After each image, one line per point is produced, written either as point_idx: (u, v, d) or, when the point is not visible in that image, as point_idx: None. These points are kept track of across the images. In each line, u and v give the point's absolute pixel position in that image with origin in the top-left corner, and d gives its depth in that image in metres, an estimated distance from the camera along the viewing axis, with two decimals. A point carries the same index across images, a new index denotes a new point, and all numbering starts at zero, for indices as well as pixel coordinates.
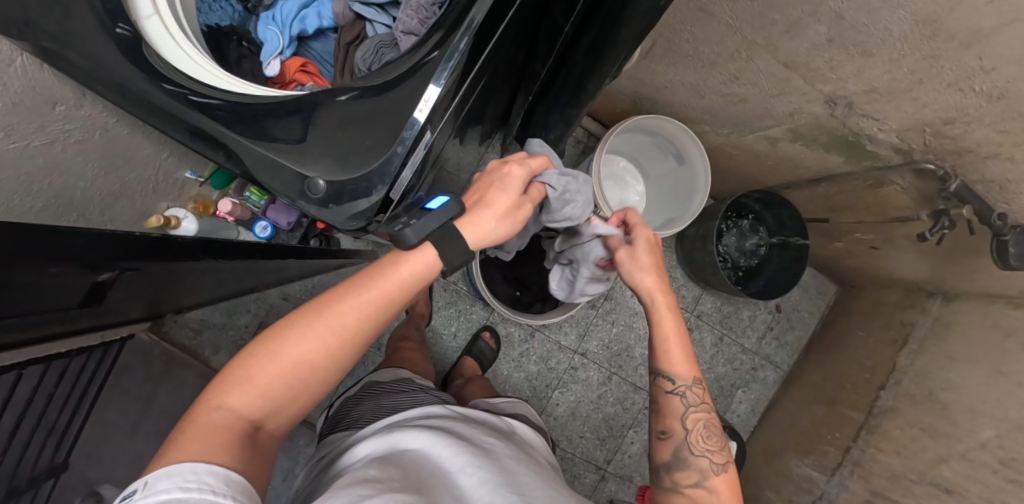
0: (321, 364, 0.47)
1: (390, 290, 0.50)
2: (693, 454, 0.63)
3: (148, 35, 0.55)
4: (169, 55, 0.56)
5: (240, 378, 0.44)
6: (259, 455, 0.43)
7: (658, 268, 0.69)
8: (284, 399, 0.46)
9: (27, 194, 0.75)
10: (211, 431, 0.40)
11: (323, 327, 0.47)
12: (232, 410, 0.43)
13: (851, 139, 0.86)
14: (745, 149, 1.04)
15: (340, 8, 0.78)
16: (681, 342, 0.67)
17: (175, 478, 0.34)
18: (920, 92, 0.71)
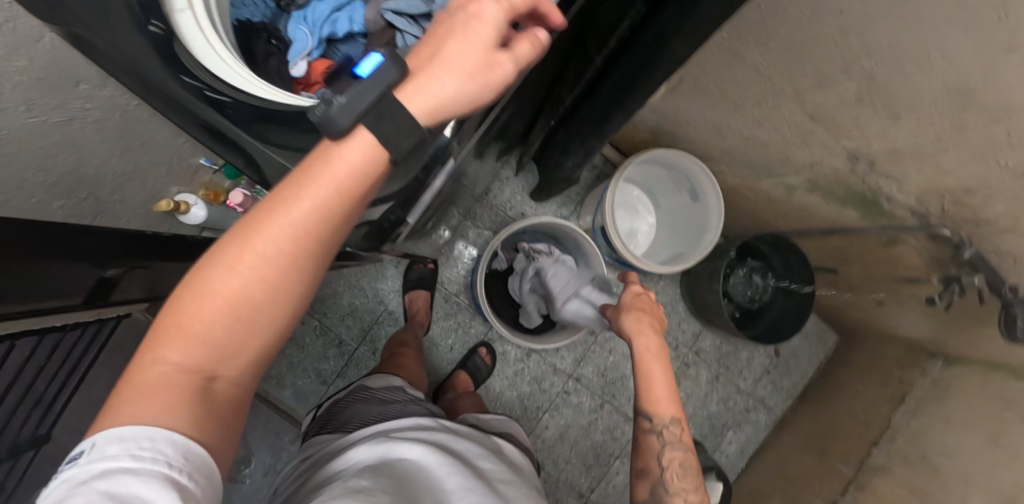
0: (264, 298, 0.39)
1: (341, 194, 0.38)
2: (667, 492, 0.64)
3: (179, 30, 0.54)
4: (200, 54, 0.56)
5: (172, 327, 0.37)
6: (214, 410, 0.38)
7: (644, 311, 0.76)
8: (238, 341, 0.39)
9: (40, 169, 0.75)
10: (150, 394, 0.35)
11: (253, 254, 0.38)
12: (175, 365, 0.37)
13: (869, 197, 0.85)
14: (760, 194, 1.04)
15: (373, 15, 0.78)
16: (667, 385, 0.69)
17: (128, 444, 0.31)
18: (943, 159, 0.70)
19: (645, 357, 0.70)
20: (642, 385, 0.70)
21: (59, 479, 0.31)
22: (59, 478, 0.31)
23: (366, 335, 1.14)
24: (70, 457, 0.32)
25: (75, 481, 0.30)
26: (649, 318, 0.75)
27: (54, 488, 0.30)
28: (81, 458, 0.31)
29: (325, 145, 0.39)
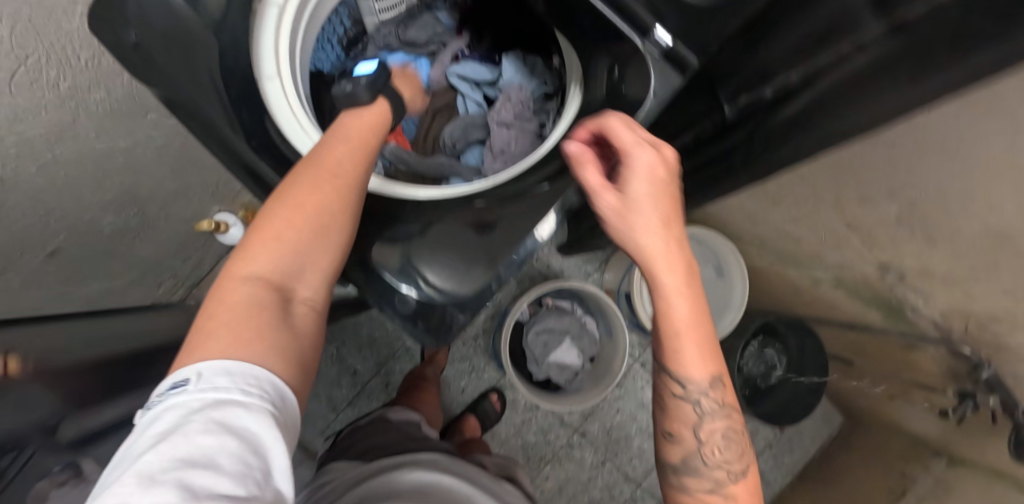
0: (331, 218, 0.52)
1: (368, 136, 0.59)
2: (706, 464, 0.55)
3: (264, 97, 0.58)
4: (287, 128, 0.59)
5: (261, 249, 0.49)
6: (292, 320, 0.48)
7: (669, 225, 0.49)
8: (308, 255, 0.51)
9: (98, 188, 0.77)
10: (248, 309, 0.44)
11: (326, 184, 0.52)
12: (262, 279, 0.48)
13: (894, 304, 0.88)
14: (785, 280, 1.07)
15: (438, 75, 0.82)
16: (702, 334, 0.53)
17: (237, 380, 0.38)
18: (971, 287, 0.72)
19: (677, 296, 0.50)
20: (668, 333, 0.52)
21: (169, 406, 0.35)
22: (164, 406, 0.36)
23: (382, 367, 1.16)
24: (171, 386, 0.37)
25: (189, 409, 0.35)
26: (676, 232, 0.49)
27: (166, 413, 0.35)
28: (193, 383, 0.37)
29: (347, 113, 0.60)
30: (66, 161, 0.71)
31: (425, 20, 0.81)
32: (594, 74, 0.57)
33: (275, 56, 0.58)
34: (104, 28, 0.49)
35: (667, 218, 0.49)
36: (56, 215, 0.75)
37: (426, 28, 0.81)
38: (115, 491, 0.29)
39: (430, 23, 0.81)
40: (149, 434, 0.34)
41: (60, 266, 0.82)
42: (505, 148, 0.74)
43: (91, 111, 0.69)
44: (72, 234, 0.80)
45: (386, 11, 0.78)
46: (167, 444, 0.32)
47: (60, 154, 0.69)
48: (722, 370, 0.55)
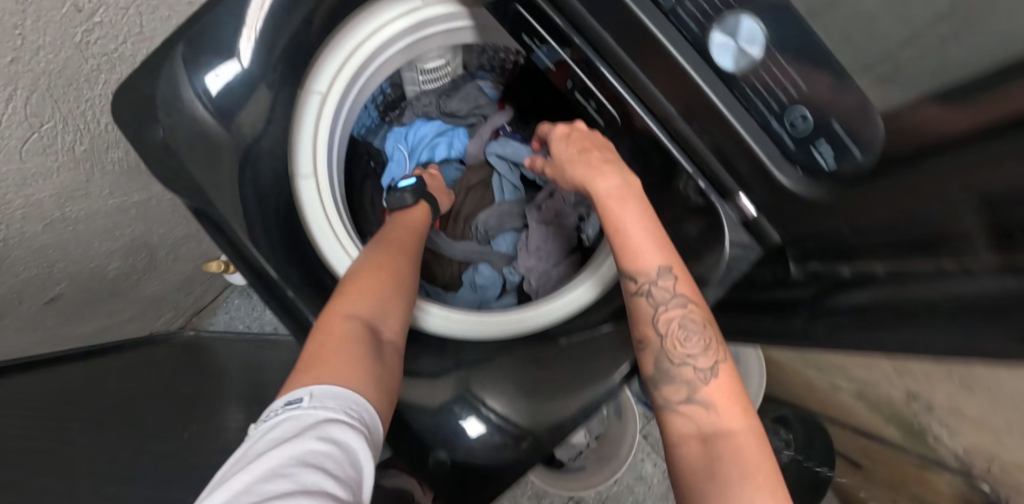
0: (407, 275, 0.56)
1: (419, 225, 0.65)
2: (674, 364, 0.47)
3: (298, 198, 0.54)
4: (321, 235, 0.55)
5: (357, 296, 0.50)
6: (383, 361, 0.48)
7: (591, 149, 0.54)
8: (394, 304, 0.53)
9: (107, 238, 0.74)
10: (350, 345, 0.45)
11: (403, 257, 0.57)
12: (355, 319, 0.48)
13: (913, 428, 0.86)
14: (800, 375, 1.06)
15: (475, 150, 0.78)
16: (645, 226, 0.51)
17: (341, 403, 0.39)
18: (1002, 436, 0.70)
19: (611, 190, 0.51)
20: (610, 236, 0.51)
21: (285, 418, 0.37)
22: (277, 421, 0.37)
23: None
24: (284, 401, 0.39)
25: (301, 424, 0.37)
26: (601, 155, 0.54)
27: (279, 426, 0.36)
28: (304, 402, 0.38)
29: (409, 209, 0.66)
30: (78, 218, 0.66)
31: (468, 91, 0.76)
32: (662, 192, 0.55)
33: (313, 155, 0.54)
34: (133, 125, 0.46)
35: (595, 143, 0.55)
36: (60, 266, 0.70)
37: (469, 99, 0.77)
38: (239, 478, 0.32)
39: (473, 94, 0.77)
40: (266, 440, 0.35)
41: (59, 310, 0.77)
42: (540, 246, 0.73)
43: (106, 169, 0.65)
44: (75, 280, 0.75)
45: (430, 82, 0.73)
46: (285, 450, 0.34)
47: (72, 212, 0.65)
48: (672, 256, 0.49)
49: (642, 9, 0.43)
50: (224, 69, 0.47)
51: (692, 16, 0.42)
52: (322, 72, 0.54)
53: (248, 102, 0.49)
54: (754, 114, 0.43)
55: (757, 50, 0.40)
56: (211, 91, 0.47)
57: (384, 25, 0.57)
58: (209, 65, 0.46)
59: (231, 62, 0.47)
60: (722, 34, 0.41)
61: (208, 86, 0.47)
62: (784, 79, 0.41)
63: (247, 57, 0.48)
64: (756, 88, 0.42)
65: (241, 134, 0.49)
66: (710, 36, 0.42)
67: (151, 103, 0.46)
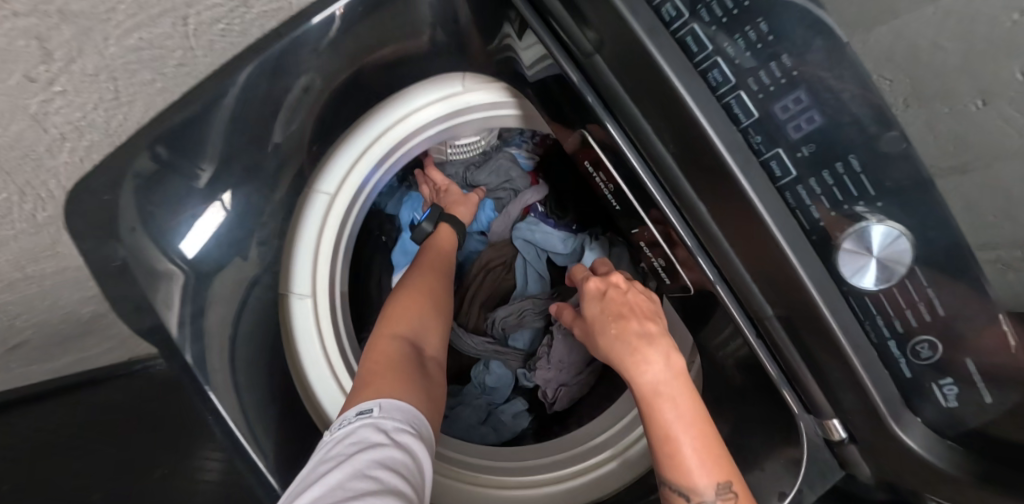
0: (443, 291, 0.55)
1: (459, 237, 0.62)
2: None
3: (287, 319, 0.46)
4: (309, 362, 0.47)
5: (401, 312, 0.50)
6: (428, 374, 0.47)
7: (626, 317, 0.41)
8: (435, 316, 0.52)
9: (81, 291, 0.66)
10: (396, 360, 0.45)
11: (441, 270, 0.56)
12: (399, 338, 0.48)
13: None
14: None
15: (501, 228, 0.70)
16: (702, 434, 0.36)
17: (394, 413, 0.39)
18: None
19: (655, 385, 0.37)
20: (652, 440, 0.37)
21: (361, 425, 0.37)
22: (350, 428, 0.37)
23: None
24: (356, 409, 0.39)
25: (379, 428, 0.38)
26: (639, 329, 0.40)
27: (353, 434, 0.37)
28: (376, 412, 0.39)
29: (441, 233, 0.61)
30: (45, 276, 0.58)
31: (499, 163, 0.66)
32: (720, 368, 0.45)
33: (312, 272, 0.47)
34: (88, 241, 0.38)
35: (637, 314, 0.41)
36: (24, 317, 0.62)
37: (499, 173, 0.67)
38: (334, 476, 0.33)
39: (505, 166, 0.67)
40: (346, 444, 0.36)
41: (23, 355, 0.69)
42: (562, 358, 0.65)
43: None
44: (44, 327, 0.67)
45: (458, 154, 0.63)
46: (366, 455, 0.34)
47: (35, 271, 0.57)
48: (732, 468, 0.36)
49: (751, 183, 0.33)
50: (203, 222, 0.40)
51: (815, 194, 0.32)
52: (333, 172, 0.47)
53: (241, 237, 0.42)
54: (868, 332, 0.34)
55: (908, 255, 0.31)
56: (190, 252, 0.40)
57: (417, 109, 0.48)
58: (183, 224, 0.40)
59: (211, 208, 0.40)
60: (855, 242, 0.32)
61: (185, 249, 0.40)
62: (918, 300, 0.32)
63: (230, 197, 0.41)
64: (882, 301, 0.33)
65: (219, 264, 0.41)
66: (839, 240, 0.32)
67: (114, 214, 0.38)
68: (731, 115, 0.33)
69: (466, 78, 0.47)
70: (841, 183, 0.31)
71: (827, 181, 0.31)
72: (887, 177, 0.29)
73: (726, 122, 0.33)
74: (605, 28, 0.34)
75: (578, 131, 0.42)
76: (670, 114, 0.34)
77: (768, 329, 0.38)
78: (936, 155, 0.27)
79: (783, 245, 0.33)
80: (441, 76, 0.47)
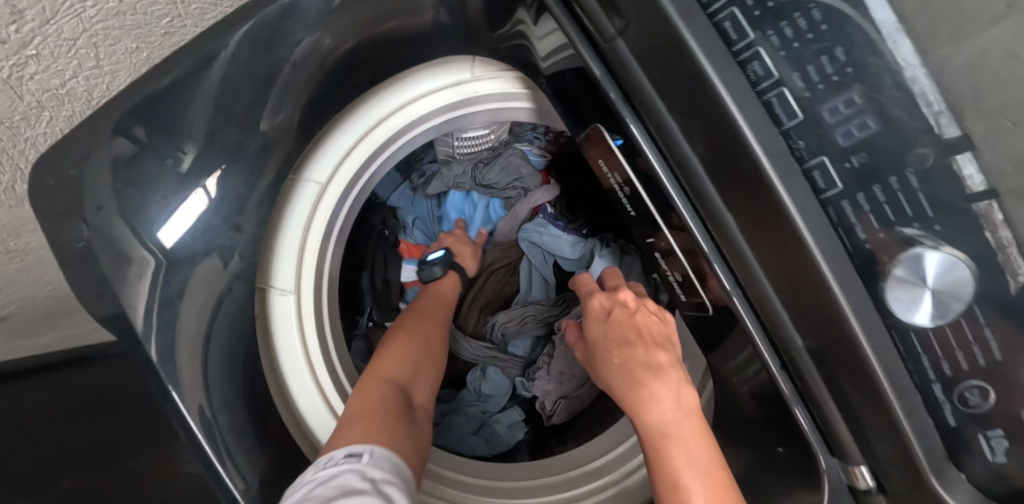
0: (437, 337, 0.54)
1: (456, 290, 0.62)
2: None
3: (267, 312, 0.43)
4: (291, 365, 0.44)
5: (396, 357, 0.49)
6: (416, 424, 0.46)
7: (632, 344, 0.37)
8: (428, 364, 0.51)
9: None
10: (386, 404, 0.44)
11: (435, 317, 0.56)
12: (391, 381, 0.47)
13: None
14: None
15: (507, 229, 0.67)
16: (718, 483, 0.31)
17: (382, 465, 0.37)
18: None
19: (662, 424, 0.33)
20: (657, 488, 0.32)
21: (347, 470, 0.35)
22: (335, 471, 0.35)
23: None
24: (346, 452, 0.37)
25: (366, 476, 0.35)
26: (646, 356, 0.36)
27: (337, 478, 0.34)
28: (364, 458, 0.37)
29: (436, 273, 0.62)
30: (28, 250, 0.56)
31: (510, 159, 0.62)
32: (735, 396, 0.41)
33: (296, 268, 0.43)
34: (53, 218, 0.35)
35: (644, 340, 0.37)
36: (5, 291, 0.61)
37: (510, 170, 0.62)
38: None
39: (515, 163, 0.62)
40: (330, 487, 0.33)
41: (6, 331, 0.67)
42: (563, 370, 0.62)
43: None
44: (28, 303, 0.65)
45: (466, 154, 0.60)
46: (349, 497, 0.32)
47: (19, 244, 0.56)
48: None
49: (790, 193, 0.29)
50: (184, 210, 0.36)
51: (863, 211, 0.28)
52: (321, 161, 0.43)
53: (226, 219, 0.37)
54: (911, 373, 0.30)
55: (969, 289, 0.26)
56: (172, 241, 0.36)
57: (419, 97, 0.44)
58: (158, 214, 0.36)
59: (193, 195, 0.37)
60: (906, 270, 0.28)
61: (166, 238, 0.36)
62: (972, 341, 0.27)
63: (214, 183, 0.37)
64: (930, 337, 0.29)
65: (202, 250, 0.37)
66: (889, 267, 0.28)
67: (80, 189, 0.34)
68: (771, 118, 0.29)
69: (476, 64, 0.44)
70: (895, 200, 0.27)
71: (878, 198, 0.27)
72: (950, 200, 0.25)
73: (766, 125, 0.29)
74: (633, 11, 0.31)
75: (595, 127, 0.38)
76: (702, 114, 0.30)
77: (793, 360, 0.34)
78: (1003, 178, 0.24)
79: (821, 269, 0.29)
80: (448, 60, 0.43)
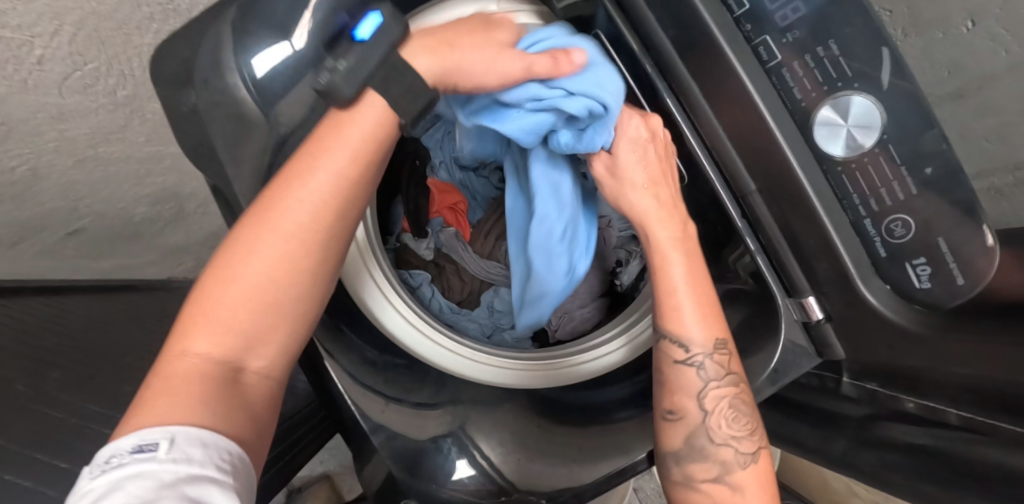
0: (294, 270, 0.34)
1: (358, 155, 0.35)
2: (711, 441, 0.40)
3: None
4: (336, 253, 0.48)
5: (206, 315, 0.31)
6: (250, 406, 0.32)
7: (660, 180, 0.44)
8: (268, 319, 0.33)
9: (137, 183, 0.73)
10: (189, 387, 0.28)
11: (279, 233, 0.33)
12: (199, 355, 0.30)
13: None
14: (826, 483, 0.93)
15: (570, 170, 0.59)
16: (701, 290, 0.43)
17: (188, 463, 0.24)
18: None
19: (671, 241, 0.43)
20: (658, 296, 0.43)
21: (128, 479, 0.21)
22: (109, 484, 0.21)
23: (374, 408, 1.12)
24: (123, 449, 0.23)
25: (158, 484, 0.22)
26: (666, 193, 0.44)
27: (113, 494, 0.21)
28: (159, 455, 0.23)
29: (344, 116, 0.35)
30: (111, 160, 0.66)
31: None
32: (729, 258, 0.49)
33: None
34: (170, 90, 0.45)
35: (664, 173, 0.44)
36: (86, 202, 0.69)
37: None
38: None
39: None
40: None
41: (80, 244, 0.76)
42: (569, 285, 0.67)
43: (146, 119, 0.64)
44: (100, 218, 0.74)
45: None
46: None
47: (104, 155, 0.65)
48: (723, 329, 0.43)
49: (741, 64, 0.37)
50: (271, 52, 0.42)
51: (798, 76, 0.36)
52: None
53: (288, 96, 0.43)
54: (846, 210, 0.38)
55: (874, 132, 0.34)
56: (257, 73, 0.42)
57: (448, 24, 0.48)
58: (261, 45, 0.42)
59: (280, 44, 0.42)
60: (834, 110, 0.35)
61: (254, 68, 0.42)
62: (892, 179, 0.35)
63: (300, 39, 0.42)
64: (857, 176, 0.36)
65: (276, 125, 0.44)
66: (816, 110, 0.36)
67: (191, 67, 0.44)
68: (725, 5, 0.37)
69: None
70: (821, 65, 0.34)
71: (810, 63, 0.35)
72: (859, 55, 0.33)
73: (720, 13, 0.37)
74: None
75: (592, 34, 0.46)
76: (671, 8, 0.39)
77: (750, 206, 0.43)
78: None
79: (767, 120, 0.38)
80: None
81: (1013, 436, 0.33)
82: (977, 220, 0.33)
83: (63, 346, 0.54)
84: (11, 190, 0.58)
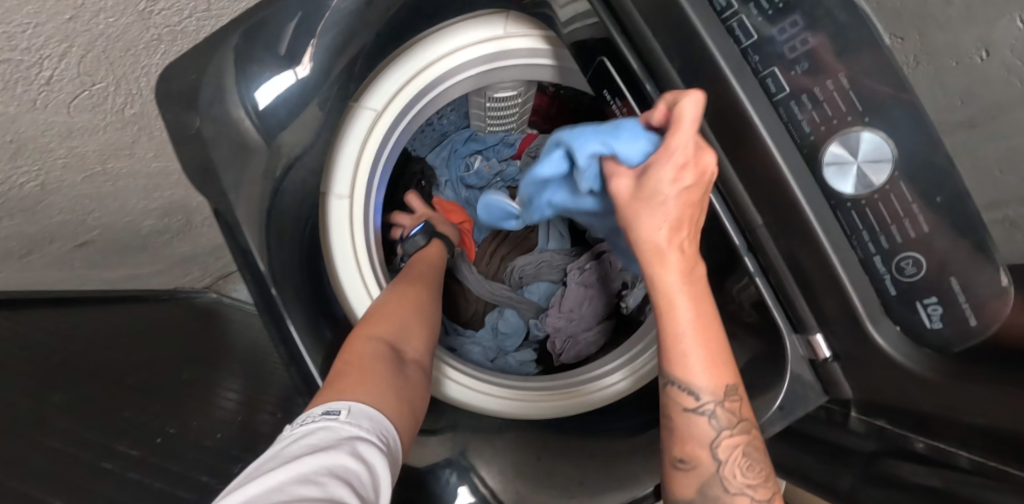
0: (422, 304, 0.54)
1: (439, 254, 0.64)
2: (724, 492, 0.38)
3: (326, 214, 0.51)
4: (344, 272, 0.53)
5: (381, 319, 0.49)
6: (407, 382, 0.46)
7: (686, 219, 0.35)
8: (413, 329, 0.51)
9: (146, 196, 0.74)
10: (372, 362, 0.44)
11: (415, 280, 0.57)
12: (378, 342, 0.47)
13: None
14: None
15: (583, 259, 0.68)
16: (714, 335, 0.38)
17: (366, 415, 0.38)
18: None
19: (675, 288, 0.36)
20: (663, 340, 0.39)
21: (321, 427, 0.35)
22: (312, 427, 0.35)
23: None
24: (321, 408, 0.37)
25: (339, 433, 0.35)
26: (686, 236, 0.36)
27: (312, 435, 0.34)
28: (342, 414, 0.37)
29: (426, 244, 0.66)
30: (122, 175, 0.67)
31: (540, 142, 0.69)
32: (733, 291, 0.47)
33: (352, 176, 0.51)
34: (175, 113, 0.44)
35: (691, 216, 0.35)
36: (94, 215, 0.70)
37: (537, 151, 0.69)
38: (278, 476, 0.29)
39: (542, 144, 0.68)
40: (303, 444, 0.33)
41: (87, 255, 0.76)
42: (573, 309, 0.68)
43: (154, 135, 0.65)
44: (108, 230, 0.75)
45: (496, 118, 0.66)
46: (319, 457, 0.31)
47: (113, 170, 0.66)
48: (734, 374, 0.39)
49: (748, 98, 0.37)
50: (276, 82, 0.43)
51: (806, 110, 0.35)
52: (380, 90, 0.49)
53: (294, 123, 0.45)
54: (856, 248, 0.37)
55: (886, 170, 0.33)
56: (260, 104, 0.43)
57: (459, 48, 0.50)
58: (262, 77, 0.42)
59: (285, 73, 0.43)
60: (842, 146, 0.34)
61: (258, 99, 0.43)
62: (902, 215, 0.34)
63: (304, 68, 0.43)
64: (866, 212, 0.35)
65: (282, 149, 0.45)
66: (826, 144, 0.35)
67: (195, 92, 0.43)
68: (733, 37, 0.36)
69: (508, 22, 0.50)
70: (831, 98, 0.34)
71: (818, 97, 0.34)
72: (872, 93, 0.32)
73: (727, 44, 0.37)
74: None
75: (596, 61, 0.46)
76: (679, 39, 0.39)
77: (756, 238, 0.42)
78: (949, 110, 0.30)
79: (774, 155, 0.37)
80: (485, 16, 0.49)
81: (1021, 481, 0.32)
82: (992, 258, 0.31)
83: (67, 364, 0.54)
84: (19, 205, 0.58)
